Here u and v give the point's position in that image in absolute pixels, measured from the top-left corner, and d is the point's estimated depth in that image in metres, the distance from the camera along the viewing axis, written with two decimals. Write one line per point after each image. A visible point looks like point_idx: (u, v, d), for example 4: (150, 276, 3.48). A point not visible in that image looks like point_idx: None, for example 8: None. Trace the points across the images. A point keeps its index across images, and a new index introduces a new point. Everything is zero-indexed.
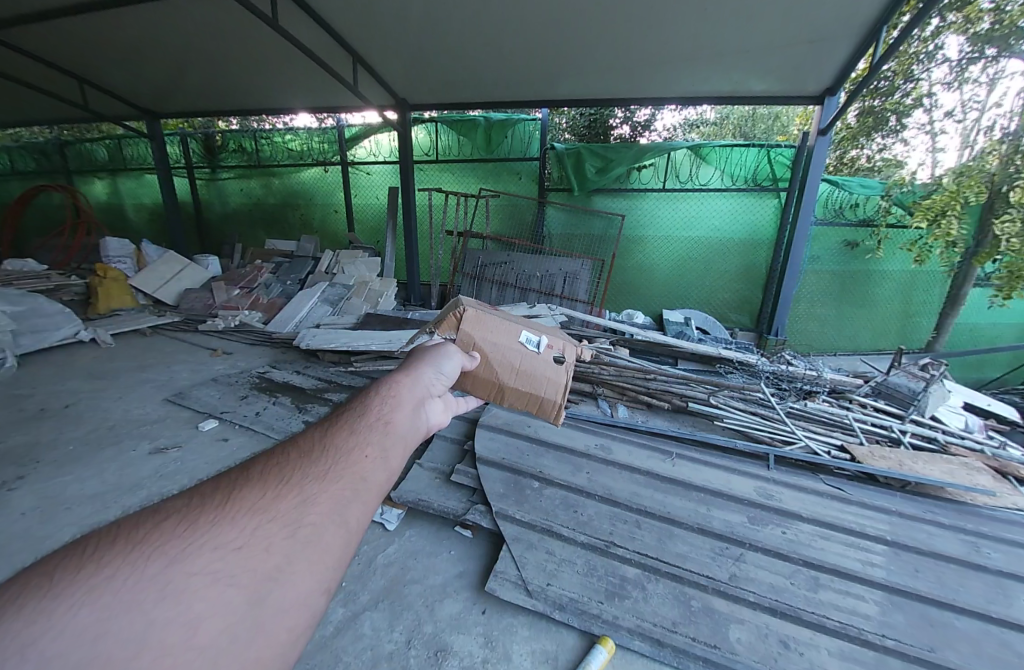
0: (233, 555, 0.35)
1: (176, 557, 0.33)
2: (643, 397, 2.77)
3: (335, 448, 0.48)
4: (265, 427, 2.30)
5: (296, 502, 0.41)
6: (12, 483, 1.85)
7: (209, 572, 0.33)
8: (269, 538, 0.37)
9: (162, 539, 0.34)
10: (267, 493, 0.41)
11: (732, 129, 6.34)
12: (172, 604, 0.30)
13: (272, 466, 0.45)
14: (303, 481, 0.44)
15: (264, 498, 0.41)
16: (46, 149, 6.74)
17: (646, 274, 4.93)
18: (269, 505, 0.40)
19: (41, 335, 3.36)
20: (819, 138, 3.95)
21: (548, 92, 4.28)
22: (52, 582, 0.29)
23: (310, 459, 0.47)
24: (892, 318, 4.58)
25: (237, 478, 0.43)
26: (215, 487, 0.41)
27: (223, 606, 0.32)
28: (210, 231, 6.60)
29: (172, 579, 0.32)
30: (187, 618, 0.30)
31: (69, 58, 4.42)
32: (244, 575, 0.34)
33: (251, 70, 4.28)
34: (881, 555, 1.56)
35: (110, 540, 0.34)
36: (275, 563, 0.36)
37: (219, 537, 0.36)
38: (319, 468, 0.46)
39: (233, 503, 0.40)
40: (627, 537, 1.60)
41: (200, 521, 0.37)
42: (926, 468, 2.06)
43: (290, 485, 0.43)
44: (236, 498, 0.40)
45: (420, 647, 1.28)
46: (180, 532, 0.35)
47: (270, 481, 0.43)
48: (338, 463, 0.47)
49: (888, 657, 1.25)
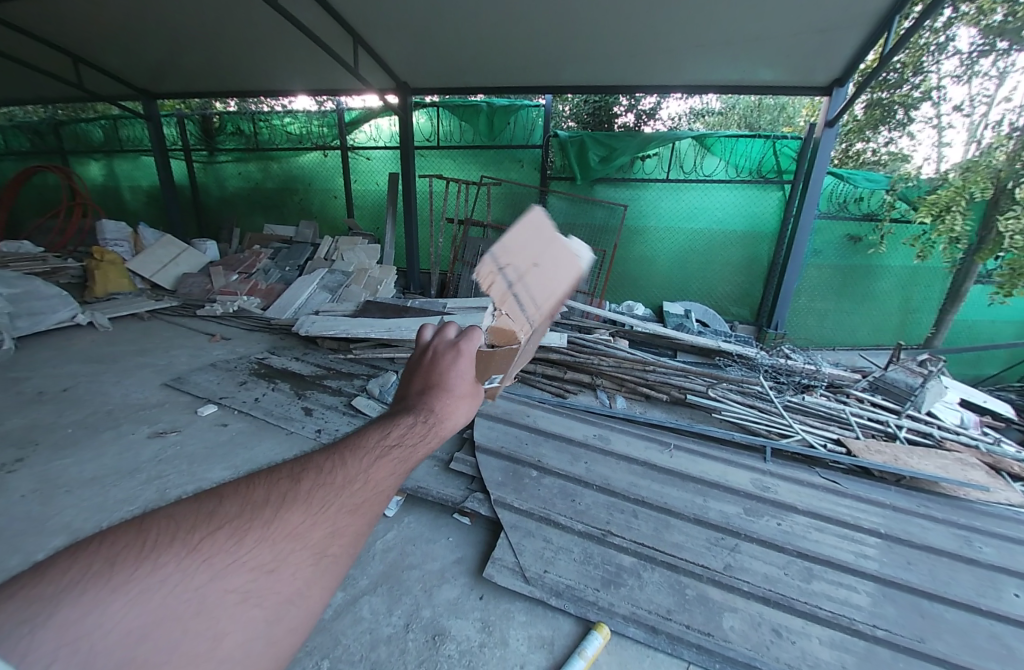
0: (263, 576, 0.33)
1: (215, 571, 0.32)
2: (642, 388, 2.78)
3: (374, 476, 0.43)
4: (264, 413, 2.31)
5: (329, 531, 0.38)
6: (11, 466, 1.86)
7: (238, 592, 0.32)
8: (298, 563, 0.35)
9: (208, 547, 0.33)
10: (307, 516, 0.38)
11: (737, 119, 6.24)
12: (203, 620, 0.30)
13: (317, 479, 0.42)
14: (340, 505, 0.40)
15: (304, 522, 0.37)
16: (40, 129, 6.64)
17: (647, 266, 4.92)
18: (307, 529, 0.37)
19: (38, 318, 3.34)
20: (826, 131, 3.94)
21: (552, 78, 4.21)
22: (113, 571, 0.30)
23: (349, 480, 0.42)
24: (891, 314, 4.59)
25: (289, 486, 0.41)
26: (267, 495, 0.39)
27: (245, 626, 0.31)
28: (207, 215, 6.54)
29: (204, 597, 0.30)
30: (211, 635, 0.29)
31: (64, 36, 4.34)
32: (268, 595, 0.33)
33: (251, 51, 4.22)
34: (874, 547, 1.58)
35: (167, 537, 0.33)
36: (297, 588, 0.34)
37: (256, 556, 0.34)
38: (356, 499, 0.41)
39: (280, 515, 0.37)
40: (623, 527, 1.62)
41: (245, 532, 0.35)
42: (920, 462, 2.07)
43: (328, 509, 0.39)
44: (282, 509, 0.38)
45: (419, 631, 1.30)
46: (227, 543, 0.34)
47: (314, 498, 0.40)
48: (375, 490, 0.42)
49: (877, 647, 1.26)
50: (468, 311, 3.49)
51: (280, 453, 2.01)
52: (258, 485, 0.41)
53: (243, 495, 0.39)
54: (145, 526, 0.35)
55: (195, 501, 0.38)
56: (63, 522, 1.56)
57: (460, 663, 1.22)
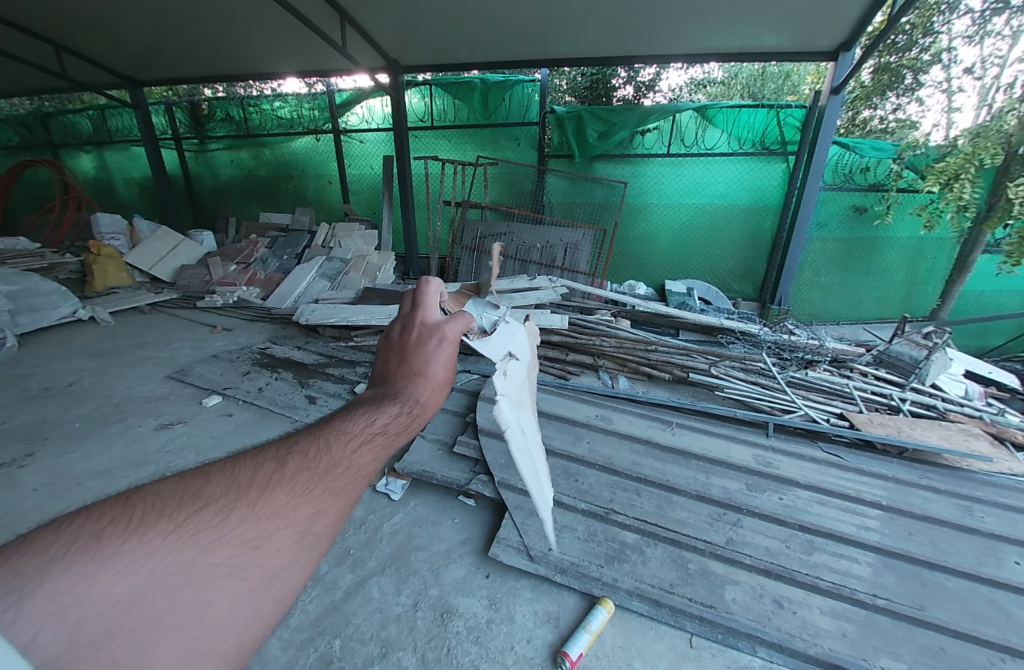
0: (248, 551, 0.38)
1: (203, 548, 0.35)
2: (644, 368, 2.78)
3: (354, 463, 0.50)
4: (268, 403, 2.33)
5: (309, 514, 0.43)
6: (22, 460, 1.89)
7: (223, 566, 0.36)
8: (281, 540, 0.40)
9: (196, 525, 0.37)
10: (291, 497, 0.43)
11: (739, 89, 6.04)
12: (192, 589, 0.33)
13: (299, 469, 0.47)
14: (319, 490, 0.46)
15: (287, 503, 0.43)
16: (28, 122, 6.56)
17: (647, 245, 4.87)
18: (291, 509, 0.42)
19: (39, 314, 3.35)
20: (831, 98, 3.79)
21: (547, 51, 4.08)
22: (100, 547, 0.31)
23: (331, 466, 0.49)
24: (897, 286, 4.52)
25: (271, 472, 0.46)
26: (252, 477, 0.44)
27: (230, 596, 0.35)
28: (202, 205, 6.49)
29: (196, 567, 0.34)
30: (199, 604, 0.33)
31: (45, 23, 4.22)
32: (252, 570, 0.37)
33: (237, 33, 4.10)
34: (876, 519, 1.60)
35: (154, 515, 0.36)
36: (280, 562, 0.39)
37: (243, 533, 0.39)
38: (336, 484, 0.48)
39: (264, 499, 0.42)
40: (626, 505, 1.64)
41: (232, 513, 0.40)
42: (923, 434, 2.08)
43: (310, 493, 0.45)
44: (266, 495, 0.43)
45: (427, 609, 1.33)
46: (215, 521, 0.38)
47: (296, 484, 0.45)
48: (350, 475, 0.49)
49: (877, 615, 1.29)
50: None
51: None
52: (239, 474, 0.45)
53: (229, 480, 0.44)
54: (130, 502, 0.37)
55: (177, 481, 0.41)
56: None
57: (469, 639, 1.25)
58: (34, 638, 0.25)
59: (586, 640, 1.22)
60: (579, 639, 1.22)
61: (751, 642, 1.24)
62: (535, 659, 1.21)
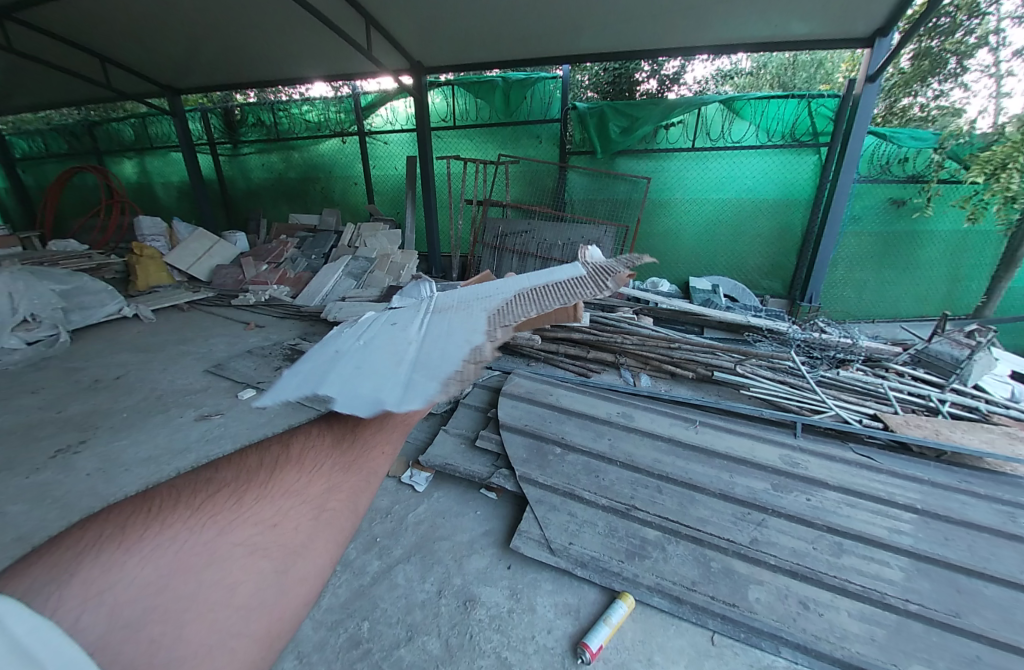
0: (256, 542, 0.50)
1: (216, 548, 0.46)
2: (667, 366, 2.74)
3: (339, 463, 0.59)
4: (299, 396, 2.42)
5: (300, 512, 0.55)
6: (76, 446, 2.04)
7: (240, 560, 0.47)
8: (284, 531, 0.52)
9: (206, 519, 0.49)
10: (285, 496, 0.56)
11: (770, 80, 5.81)
12: (209, 577, 0.44)
13: (294, 478, 0.57)
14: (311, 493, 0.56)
15: (290, 501, 0.55)
16: (76, 130, 6.95)
17: (672, 240, 4.77)
18: (287, 509, 0.55)
19: (88, 311, 3.57)
20: (867, 86, 3.62)
21: (569, 47, 4.03)
22: (134, 543, 0.43)
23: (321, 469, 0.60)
24: (939, 282, 4.29)
25: (267, 482, 0.56)
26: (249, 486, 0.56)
27: (245, 581, 0.46)
28: (235, 207, 6.72)
29: (209, 555, 0.46)
30: (216, 592, 0.43)
31: (87, 36, 4.43)
32: (260, 563, 0.48)
33: (267, 41, 4.22)
34: (910, 523, 1.55)
35: (168, 511, 0.48)
36: (283, 555, 0.49)
37: (250, 527, 0.51)
38: (326, 483, 0.57)
39: (257, 507, 0.52)
40: (647, 502, 1.63)
41: (234, 509, 0.52)
42: (963, 436, 1.99)
43: (305, 494, 0.57)
44: (265, 498, 0.55)
45: (451, 597, 1.37)
46: (223, 526, 0.49)
47: (287, 492, 0.55)
48: (337, 481, 0.58)
49: (909, 621, 1.26)
50: None
51: None
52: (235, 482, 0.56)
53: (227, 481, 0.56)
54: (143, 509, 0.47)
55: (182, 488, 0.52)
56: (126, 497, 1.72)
57: (491, 627, 1.28)
58: (76, 623, 0.36)
59: (606, 633, 1.23)
60: (599, 632, 1.23)
61: (775, 642, 1.24)
62: (556, 649, 1.23)
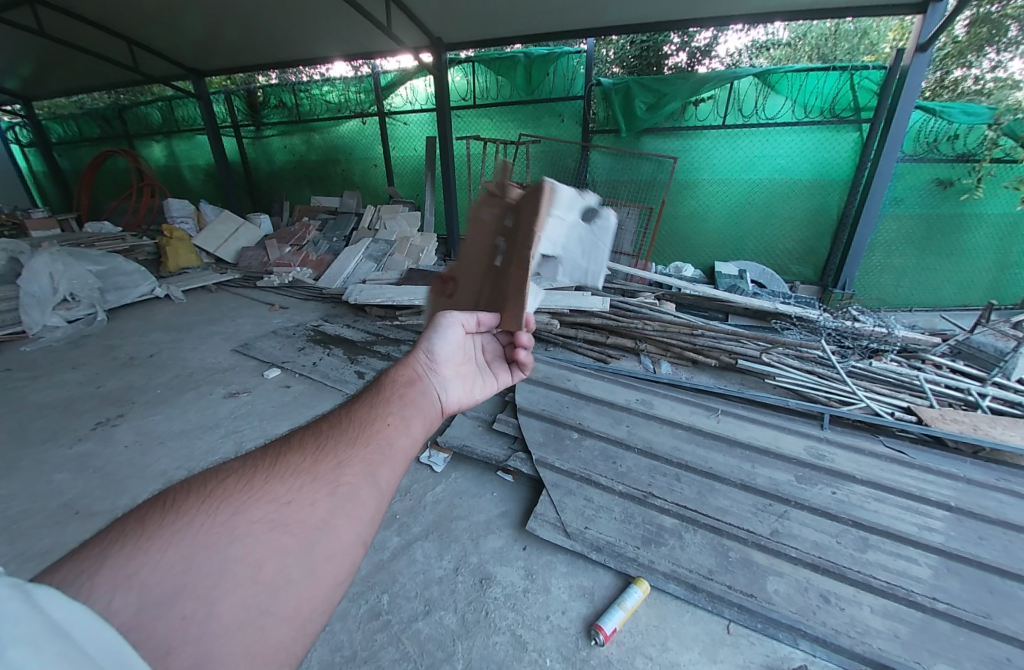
0: (283, 508, 0.42)
1: (236, 510, 0.39)
2: (689, 353, 2.69)
3: (356, 422, 0.55)
4: (322, 376, 2.49)
5: (331, 466, 0.48)
6: (114, 420, 2.15)
7: (266, 521, 0.40)
8: (312, 496, 0.44)
9: (224, 495, 0.41)
10: (305, 459, 0.48)
11: (808, 51, 5.45)
12: (239, 545, 0.37)
13: (311, 442, 0.51)
14: (335, 448, 0.50)
15: (303, 464, 0.47)
16: (107, 115, 7.14)
17: (696, 223, 4.65)
18: (310, 468, 0.47)
19: (123, 292, 3.73)
20: (916, 57, 3.39)
21: (594, 20, 3.90)
22: (145, 527, 0.36)
23: (343, 427, 0.54)
24: (986, 269, 4.04)
25: (280, 448, 0.50)
26: (262, 456, 0.48)
27: (277, 552, 0.39)
28: (259, 190, 6.85)
29: (237, 526, 0.38)
30: (250, 559, 0.37)
31: (119, 19, 4.54)
32: (294, 524, 0.41)
33: (290, 21, 4.24)
34: (941, 521, 1.49)
35: (183, 497, 0.40)
36: (320, 516, 0.43)
37: (272, 493, 0.43)
38: (348, 438, 0.52)
39: (276, 472, 0.46)
40: (665, 490, 1.62)
41: (255, 480, 0.44)
42: (1004, 433, 1.89)
43: (324, 455, 0.49)
44: (283, 465, 0.47)
45: (467, 575, 1.40)
46: (240, 493, 0.42)
47: (304, 452, 0.49)
48: (362, 436, 0.53)
49: (936, 620, 1.21)
50: None
51: None
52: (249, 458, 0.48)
53: (244, 460, 0.48)
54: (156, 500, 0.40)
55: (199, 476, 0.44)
56: (160, 468, 1.81)
57: (507, 605, 1.31)
58: (108, 605, 0.30)
59: (620, 616, 1.23)
60: (613, 615, 1.24)
61: (793, 634, 1.21)
62: (570, 630, 1.24)
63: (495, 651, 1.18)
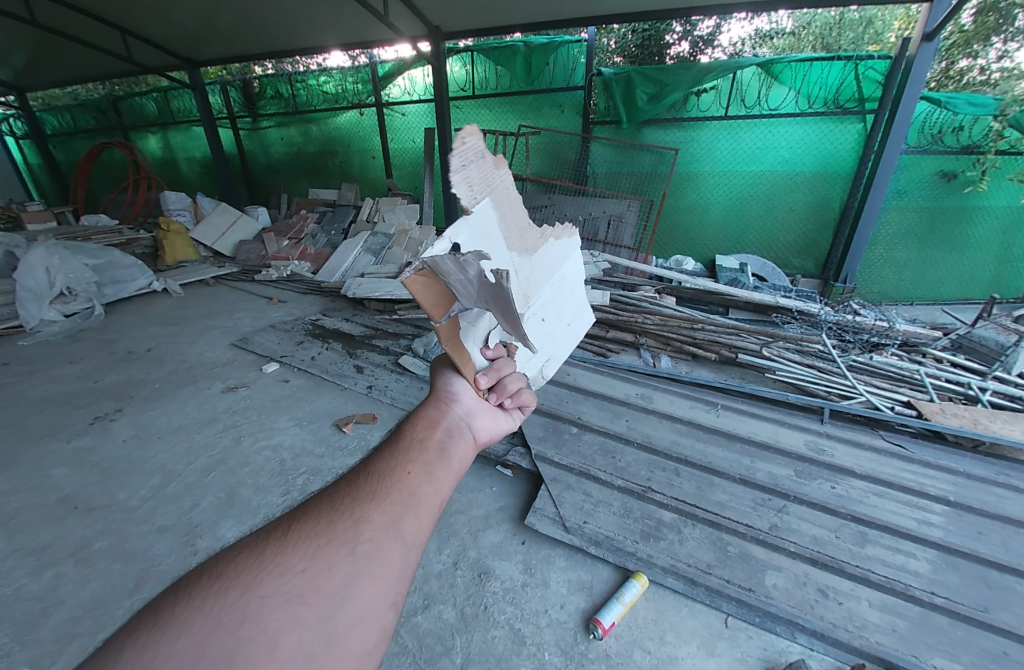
0: (299, 576, 0.36)
1: (250, 585, 0.35)
2: (688, 347, 2.68)
3: (376, 472, 0.49)
4: (320, 370, 2.49)
5: (351, 522, 0.42)
6: (113, 414, 2.15)
7: (279, 594, 0.34)
8: (330, 560, 0.38)
9: (237, 572, 0.36)
10: (322, 518, 0.42)
11: (811, 40, 5.39)
12: (254, 622, 0.32)
13: (327, 498, 0.46)
14: (353, 502, 0.44)
15: (319, 526, 0.41)
16: (102, 106, 7.08)
17: (696, 217, 4.63)
18: (328, 528, 0.41)
19: (120, 286, 3.71)
20: (923, 46, 3.36)
21: (593, 8, 3.86)
22: (160, 613, 0.33)
23: (362, 479, 0.48)
24: (987, 263, 4.01)
25: (299, 509, 0.44)
26: (279, 521, 0.43)
27: (294, 626, 0.33)
28: (257, 182, 6.82)
29: (250, 601, 0.33)
30: (265, 639, 0.31)
31: (114, 9, 4.50)
32: (311, 592, 0.35)
33: (286, 9, 4.19)
34: (940, 515, 1.49)
35: (197, 575, 0.36)
36: (339, 581, 0.37)
37: (287, 560, 0.37)
38: (366, 491, 0.46)
39: (291, 536, 0.40)
40: (664, 484, 1.63)
41: (267, 550, 0.38)
42: (1004, 427, 1.88)
43: (341, 510, 0.43)
44: (299, 526, 0.41)
45: (466, 569, 1.40)
46: (251, 566, 0.37)
47: (322, 510, 0.43)
48: (379, 488, 0.47)
49: (934, 614, 1.20)
50: None
51: (338, 406, 2.18)
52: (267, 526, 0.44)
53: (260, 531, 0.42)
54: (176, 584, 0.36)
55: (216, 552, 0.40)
56: (159, 464, 1.81)
57: (506, 599, 1.31)
58: None
59: (619, 610, 1.23)
60: (612, 609, 1.23)
61: (791, 627, 1.19)
62: (569, 623, 1.24)
63: (493, 644, 1.19)
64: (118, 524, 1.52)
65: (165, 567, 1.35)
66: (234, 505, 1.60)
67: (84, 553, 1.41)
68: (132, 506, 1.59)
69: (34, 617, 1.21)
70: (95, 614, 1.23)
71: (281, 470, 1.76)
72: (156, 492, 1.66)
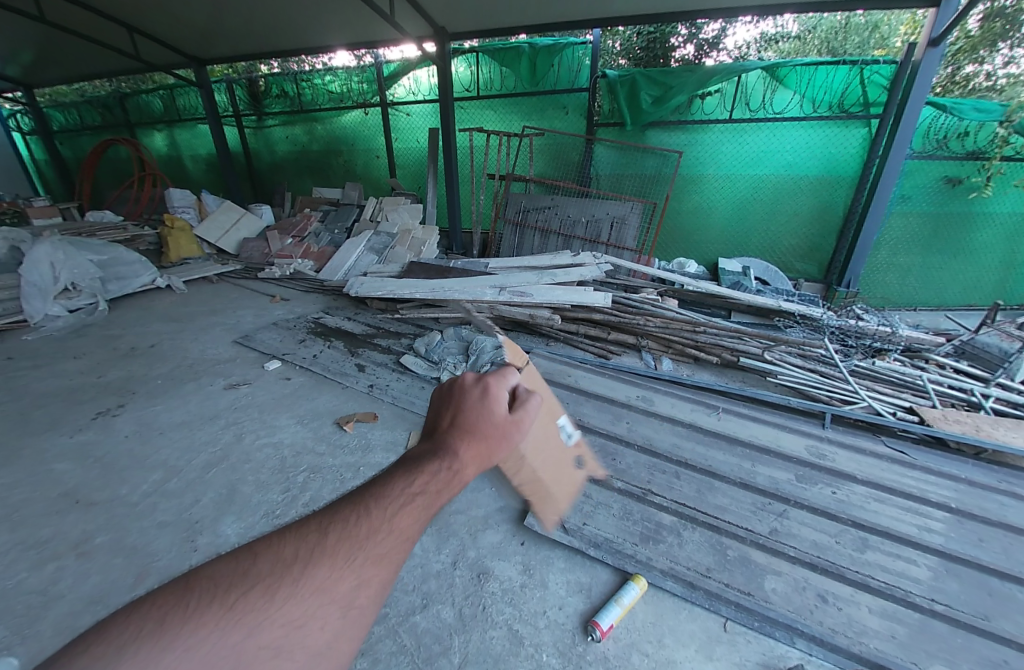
0: (294, 629, 0.33)
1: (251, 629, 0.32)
2: (690, 350, 2.68)
3: (397, 520, 0.43)
4: (322, 369, 2.50)
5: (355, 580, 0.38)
6: (115, 410, 2.16)
7: (272, 649, 0.32)
8: (327, 617, 0.35)
9: (242, 604, 0.33)
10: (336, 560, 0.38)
11: (817, 44, 5.39)
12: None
13: (345, 532, 0.41)
14: (366, 549, 0.40)
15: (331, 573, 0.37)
16: (109, 103, 7.11)
17: (699, 219, 4.62)
18: (336, 579, 0.37)
19: (124, 282, 3.72)
20: (928, 52, 3.34)
21: (600, 9, 3.84)
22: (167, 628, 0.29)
23: (380, 519, 0.43)
24: (991, 269, 3.99)
25: (316, 529, 0.41)
26: (296, 547, 0.39)
27: None
28: (262, 180, 6.85)
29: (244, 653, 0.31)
30: None
31: (122, 7, 4.52)
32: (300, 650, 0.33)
33: (292, 8, 4.19)
34: (942, 522, 1.49)
35: (207, 596, 0.33)
36: (325, 640, 0.35)
37: (291, 607, 0.34)
38: (381, 540, 0.42)
39: (300, 576, 0.36)
40: (664, 487, 1.64)
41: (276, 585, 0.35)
42: (1006, 434, 1.88)
43: (355, 555, 0.39)
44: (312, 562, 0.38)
45: (465, 568, 1.40)
46: (259, 600, 0.33)
47: (338, 547, 0.39)
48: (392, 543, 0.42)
49: (933, 621, 1.20)
50: (511, 270, 3.44)
51: (340, 404, 2.18)
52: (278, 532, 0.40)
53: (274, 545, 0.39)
54: (187, 585, 0.33)
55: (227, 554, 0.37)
56: (160, 459, 1.81)
57: (504, 600, 1.31)
58: None
59: (618, 612, 1.23)
60: (609, 611, 1.23)
61: (791, 633, 1.18)
62: (567, 624, 1.24)
63: (491, 645, 1.19)
64: (119, 519, 1.52)
65: (165, 563, 1.35)
66: (234, 501, 1.60)
67: (85, 547, 1.41)
68: (132, 502, 1.60)
69: (34, 611, 1.21)
70: (95, 609, 1.23)
71: (282, 468, 1.76)
72: (156, 488, 1.66)
